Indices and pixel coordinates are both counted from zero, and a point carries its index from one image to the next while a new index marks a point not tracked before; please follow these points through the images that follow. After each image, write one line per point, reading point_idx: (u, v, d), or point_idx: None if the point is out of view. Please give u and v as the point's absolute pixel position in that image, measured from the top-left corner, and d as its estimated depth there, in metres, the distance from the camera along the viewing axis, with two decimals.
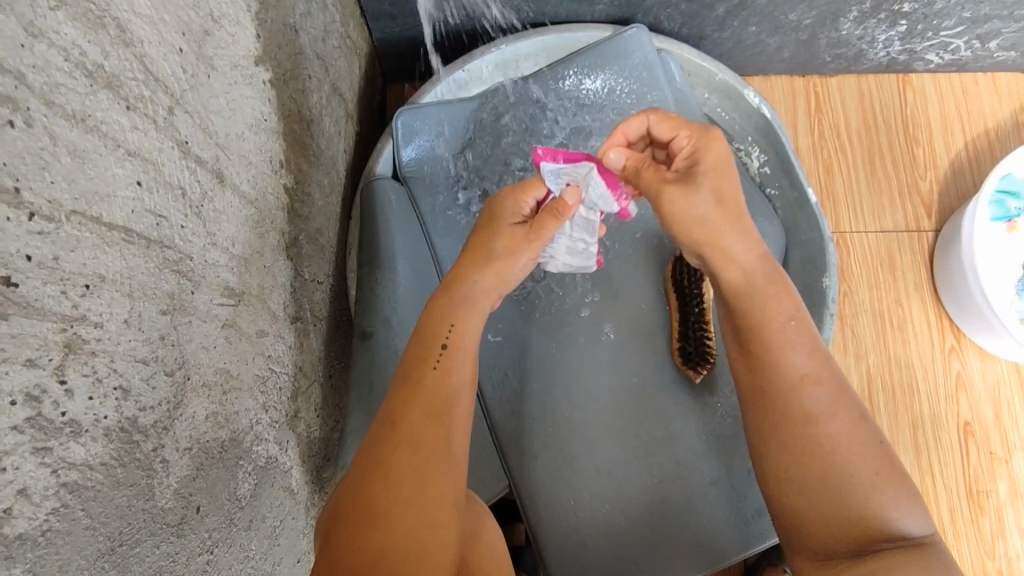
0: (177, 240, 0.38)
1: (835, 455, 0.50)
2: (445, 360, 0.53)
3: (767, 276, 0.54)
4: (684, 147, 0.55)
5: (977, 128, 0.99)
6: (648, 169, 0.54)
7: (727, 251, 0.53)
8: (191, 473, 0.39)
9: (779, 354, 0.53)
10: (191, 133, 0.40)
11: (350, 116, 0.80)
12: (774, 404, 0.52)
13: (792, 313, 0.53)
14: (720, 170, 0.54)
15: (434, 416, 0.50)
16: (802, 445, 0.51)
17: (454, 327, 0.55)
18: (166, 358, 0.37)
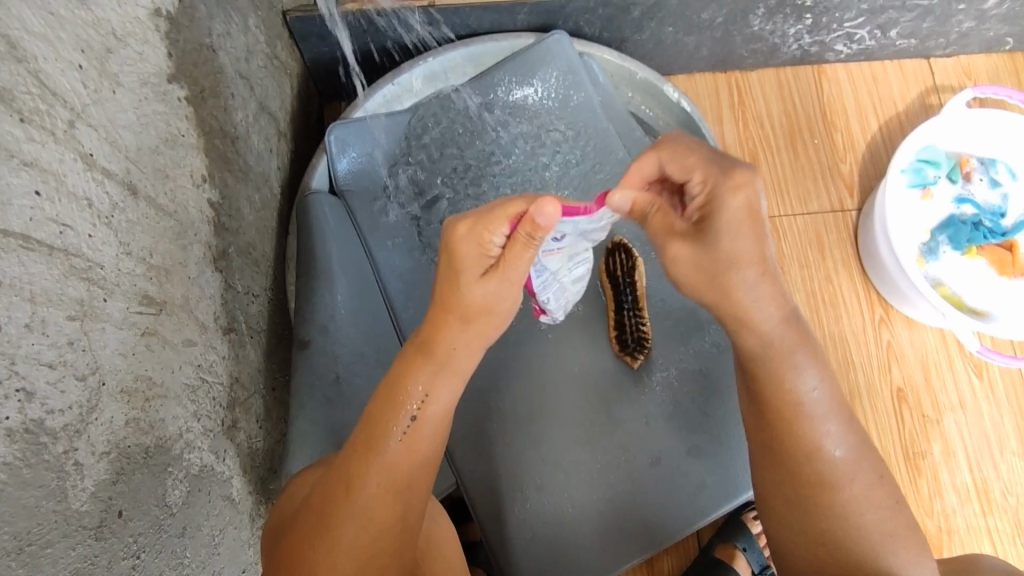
0: (85, 249, 0.39)
1: (848, 514, 0.54)
2: (413, 431, 0.52)
3: (794, 336, 0.53)
4: (698, 193, 0.51)
5: (889, 112, 1.04)
6: (656, 215, 0.51)
7: (750, 320, 0.52)
8: (111, 478, 0.40)
9: (795, 407, 0.54)
10: (95, 146, 0.41)
11: (283, 134, 0.81)
12: (787, 464, 0.55)
13: (810, 379, 0.54)
14: (747, 221, 0.49)
15: (399, 490, 0.51)
16: (814, 503, 0.55)
17: (427, 395, 0.52)
18: (77, 363, 0.38)
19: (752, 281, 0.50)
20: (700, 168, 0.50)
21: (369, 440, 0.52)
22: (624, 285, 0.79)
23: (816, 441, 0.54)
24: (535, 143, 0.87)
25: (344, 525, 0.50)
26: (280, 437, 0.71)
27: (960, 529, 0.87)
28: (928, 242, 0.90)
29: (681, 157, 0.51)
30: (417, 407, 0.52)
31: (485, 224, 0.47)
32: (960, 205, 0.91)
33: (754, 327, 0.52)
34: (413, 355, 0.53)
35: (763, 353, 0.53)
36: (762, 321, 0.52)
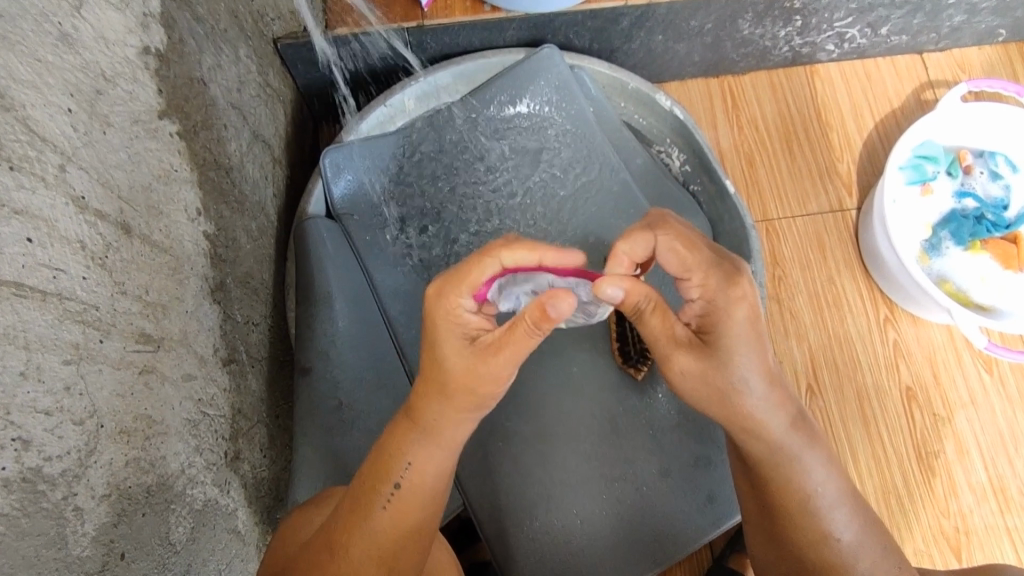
0: (79, 291, 0.39)
1: None
2: (397, 502, 0.50)
3: (802, 431, 0.53)
4: (696, 301, 0.51)
5: (885, 109, 1.04)
6: (653, 314, 0.49)
7: (754, 428, 0.52)
8: (112, 520, 0.40)
9: (802, 502, 0.53)
10: (88, 188, 0.41)
11: (278, 160, 0.82)
12: (790, 557, 0.55)
13: (815, 474, 0.54)
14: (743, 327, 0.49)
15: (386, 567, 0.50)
16: None
17: (411, 465, 0.51)
18: (73, 408, 0.38)
19: (758, 391, 0.51)
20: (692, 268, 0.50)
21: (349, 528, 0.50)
22: None
23: (821, 526, 0.54)
24: (529, 158, 0.87)
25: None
26: (285, 465, 0.70)
27: (978, 529, 0.86)
28: (930, 238, 0.90)
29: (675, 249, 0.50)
30: (403, 475, 0.51)
31: (456, 283, 0.47)
32: (961, 200, 0.90)
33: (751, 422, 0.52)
34: (401, 423, 0.52)
35: (764, 453, 0.53)
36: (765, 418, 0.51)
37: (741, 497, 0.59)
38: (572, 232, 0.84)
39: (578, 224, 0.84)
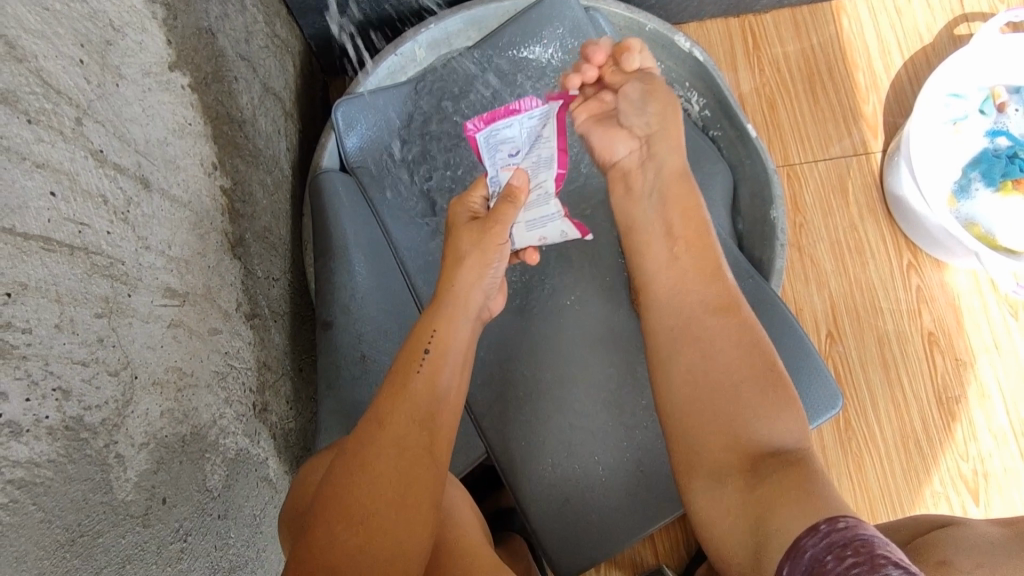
0: (104, 246, 0.39)
1: (720, 379, 0.54)
2: (430, 364, 0.55)
3: (725, 315, 0.57)
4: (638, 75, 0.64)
5: (915, 46, 1.00)
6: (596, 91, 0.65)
7: (681, 289, 0.59)
8: (152, 467, 0.41)
9: (688, 335, 0.57)
10: (105, 142, 0.41)
11: (289, 114, 0.80)
12: (680, 333, 0.57)
13: (711, 300, 0.58)
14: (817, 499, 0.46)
15: (424, 420, 0.53)
16: (698, 365, 0.56)
17: (436, 332, 0.57)
18: (107, 359, 0.38)
19: (699, 296, 0.58)
20: (766, 401, 0.53)
21: (340, 511, 0.47)
22: None
23: (699, 330, 0.57)
24: None
25: (379, 453, 0.49)
26: (311, 416, 0.72)
27: (997, 472, 0.88)
28: (959, 180, 0.87)
29: (697, 331, 0.57)
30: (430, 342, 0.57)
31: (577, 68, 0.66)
32: (994, 139, 0.87)
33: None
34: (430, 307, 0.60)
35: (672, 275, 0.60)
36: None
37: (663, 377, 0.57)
38: (591, 183, 0.83)
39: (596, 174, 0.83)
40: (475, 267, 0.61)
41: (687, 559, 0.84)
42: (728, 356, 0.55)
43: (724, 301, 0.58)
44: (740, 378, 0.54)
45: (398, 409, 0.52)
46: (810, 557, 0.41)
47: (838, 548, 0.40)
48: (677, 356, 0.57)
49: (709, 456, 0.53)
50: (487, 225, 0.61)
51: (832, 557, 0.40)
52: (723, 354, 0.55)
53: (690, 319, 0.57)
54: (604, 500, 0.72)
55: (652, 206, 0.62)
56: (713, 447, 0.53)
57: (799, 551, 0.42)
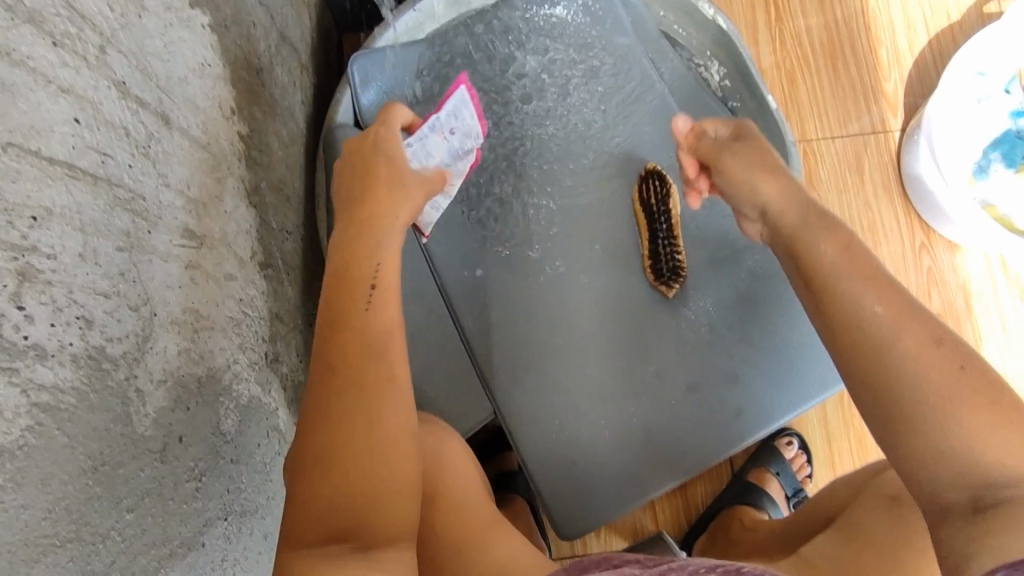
0: (126, 179, 0.39)
1: (896, 381, 0.46)
2: (375, 299, 0.55)
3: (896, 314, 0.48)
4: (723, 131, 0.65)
5: (941, 23, 0.98)
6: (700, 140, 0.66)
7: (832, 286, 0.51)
8: (169, 405, 0.41)
9: (858, 329, 0.49)
10: (127, 73, 0.40)
11: (304, 66, 0.79)
12: (845, 340, 0.49)
13: (863, 276, 0.51)
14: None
15: (364, 353, 0.52)
16: (864, 372, 0.48)
17: (380, 266, 0.58)
18: (129, 293, 0.38)
19: (852, 292, 0.50)
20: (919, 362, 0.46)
21: (315, 461, 0.48)
22: (659, 214, 0.79)
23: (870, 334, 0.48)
24: (565, 69, 0.84)
25: (336, 401, 0.49)
26: None
27: None
28: (979, 160, 0.87)
29: (858, 334, 0.49)
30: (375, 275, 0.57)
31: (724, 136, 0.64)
32: (1017, 120, 0.86)
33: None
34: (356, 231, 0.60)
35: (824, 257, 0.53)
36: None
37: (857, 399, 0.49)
38: (610, 149, 0.82)
39: (612, 142, 0.82)
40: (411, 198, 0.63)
41: (687, 526, 0.86)
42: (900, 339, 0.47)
43: (867, 273, 0.51)
44: (905, 371, 0.46)
45: (352, 349, 0.52)
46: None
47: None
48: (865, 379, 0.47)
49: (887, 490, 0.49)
50: (382, 151, 0.64)
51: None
52: (855, 363, 0.48)
53: (862, 320, 0.49)
54: (611, 464, 0.73)
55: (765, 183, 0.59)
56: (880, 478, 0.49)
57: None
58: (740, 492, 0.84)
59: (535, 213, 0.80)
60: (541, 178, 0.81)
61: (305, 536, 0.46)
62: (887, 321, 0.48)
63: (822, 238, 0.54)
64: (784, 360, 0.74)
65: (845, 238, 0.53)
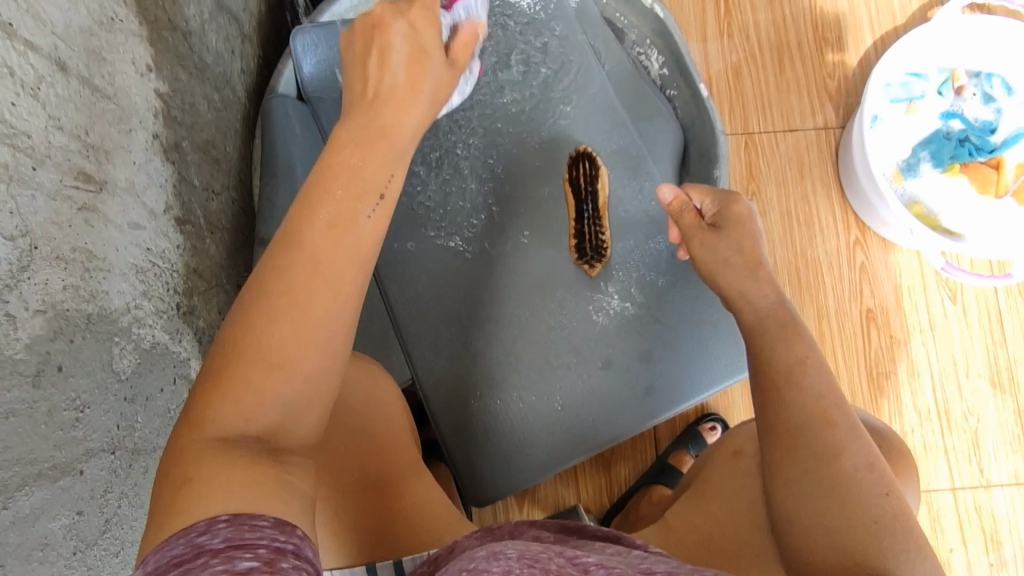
0: (7, 116, 0.41)
1: (864, 525, 0.52)
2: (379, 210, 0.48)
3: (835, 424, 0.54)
4: (711, 208, 0.64)
5: (885, 24, 1.00)
6: (687, 216, 0.63)
7: (791, 387, 0.55)
8: (48, 334, 0.43)
9: (831, 484, 0.52)
10: (15, 16, 0.41)
11: (247, 36, 0.80)
12: (792, 446, 0.54)
13: (819, 411, 0.54)
14: (886, 482, 0.53)
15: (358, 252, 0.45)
16: (828, 484, 0.52)
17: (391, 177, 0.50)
18: (3, 223, 0.40)
19: (802, 395, 0.55)
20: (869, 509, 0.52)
21: (266, 345, 0.41)
22: (586, 193, 0.81)
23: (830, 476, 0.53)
24: (505, 50, 0.86)
25: (310, 289, 0.42)
26: None
27: (916, 446, 0.91)
28: (907, 158, 0.89)
29: (801, 434, 0.54)
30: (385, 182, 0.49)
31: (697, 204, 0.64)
32: (947, 121, 0.89)
33: (906, 550, 0.52)
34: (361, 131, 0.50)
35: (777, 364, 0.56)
36: (904, 572, 0.51)
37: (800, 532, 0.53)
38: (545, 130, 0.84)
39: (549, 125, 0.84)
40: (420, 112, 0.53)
41: (608, 503, 0.88)
42: (863, 499, 0.52)
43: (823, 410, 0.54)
44: (862, 515, 0.52)
45: (342, 250, 0.44)
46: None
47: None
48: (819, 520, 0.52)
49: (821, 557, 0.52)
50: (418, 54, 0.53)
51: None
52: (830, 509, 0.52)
53: (800, 423, 0.54)
54: (525, 434, 0.76)
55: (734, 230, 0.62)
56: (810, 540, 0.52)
57: None
58: (659, 472, 0.85)
59: (467, 189, 0.82)
60: (476, 156, 0.83)
61: (216, 426, 0.39)
62: (820, 425, 0.54)
63: (733, 244, 0.61)
64: (698, 341, 0.77)
65: (756, 257, 0.60)
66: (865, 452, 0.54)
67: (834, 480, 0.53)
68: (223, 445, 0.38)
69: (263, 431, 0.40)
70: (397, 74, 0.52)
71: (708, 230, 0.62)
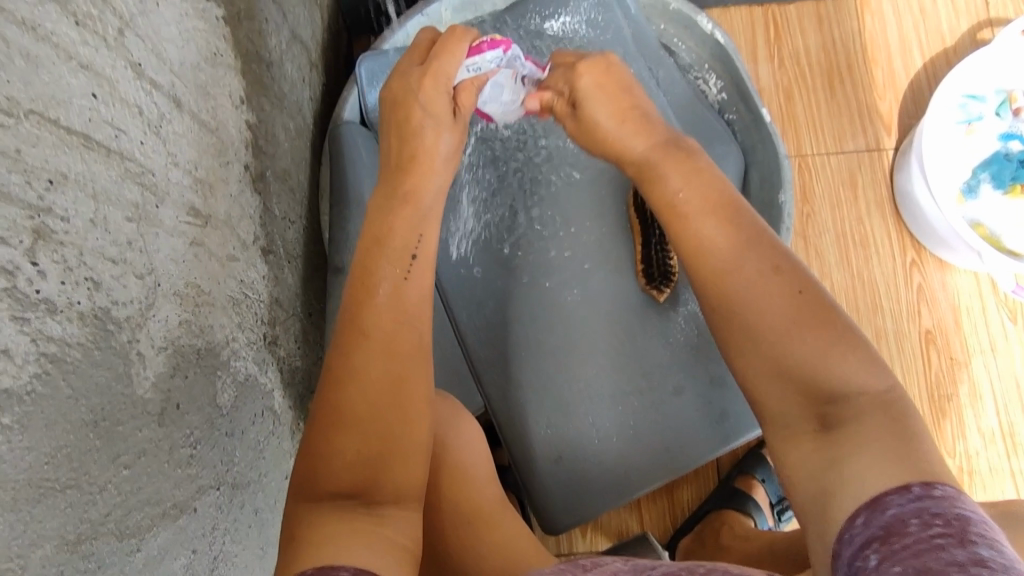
0: (137, 154, 0.41)
1: (808, 361, 0.46)
2: (416, 270, 0.56)
3: (767, 267, 0.49)
4: (564, 89, 0.64)
5: (935, 47, 1.01)
6: (557, 105, 0.66)
7: (702, 237, 0.52)
8: (169, 371, 0.43)
9: (764, 325, 0.48)
10: (143, 56, 0.42)
11: (314, 64, 0.81)
12: (717, 292, 0.50)
13: (770, 266, 0.50)
14: (799, 279, 0.49)
15: (401, 316, 0.53)
16: (756, 326, 0.48)
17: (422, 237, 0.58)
18: (135, 262, 0.40)
19: (720, 242, 0.51)
20: (819, 342, 0.46)
21: (330, 416, 0.49)
22: (652, 222, 0.81)
23: (750, 300, 0.49)
24: None
25: (368, 357, 0.51)
26: (317, 361, 0.74)
27: (982, 469, 0.90)
28: (968, 180, 0.89)
29: (724, 276, 0.50)
30: (416, 246, 0.57)
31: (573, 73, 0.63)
32: (1006, 143, 0.89)
33: (842, 348, 0.46)
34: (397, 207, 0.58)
35: (683, 211, 0.54)
36: (846, 381, 0.45)
37: (748, 372, 0.49)
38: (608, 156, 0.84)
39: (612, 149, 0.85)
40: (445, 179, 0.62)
41: (673, 528, 0.87)
42: (796, 323, 0.47)
43: (773, 261, 0.50)
44: (806, 348, 0.46)
45: (388, 313, 0.53)
46: (893, 514, 0.37)
47: (927, 516, 0.36)
48: (760, 356, 0.48)
49: (776, 405, 0.47)
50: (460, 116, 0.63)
51: (917, 520, 0.36)
52: (774, 343, 0.47)
53: (723, 266, 0.51)
54: (597, 462, 0.75)
55: (606, 114, 0.62)
56: (766, 386, 0.48)
57: (879, 506, 0.37)
58: (726, 497, 0.84)
59: (533, 215, 0.82)
60: (541, 181, 0.83)
61: (314, 488, 0.48)
62: (728, 256, 0.51)
63: (603, 112, 0.62)
64: None
65: (620, 110, 0.62)
66: (773, 258, 0.50)
67: (751, 278, 0.49)
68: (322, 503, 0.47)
69: (354, 488, 0.48)
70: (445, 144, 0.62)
71: (572, 114, 0.64)
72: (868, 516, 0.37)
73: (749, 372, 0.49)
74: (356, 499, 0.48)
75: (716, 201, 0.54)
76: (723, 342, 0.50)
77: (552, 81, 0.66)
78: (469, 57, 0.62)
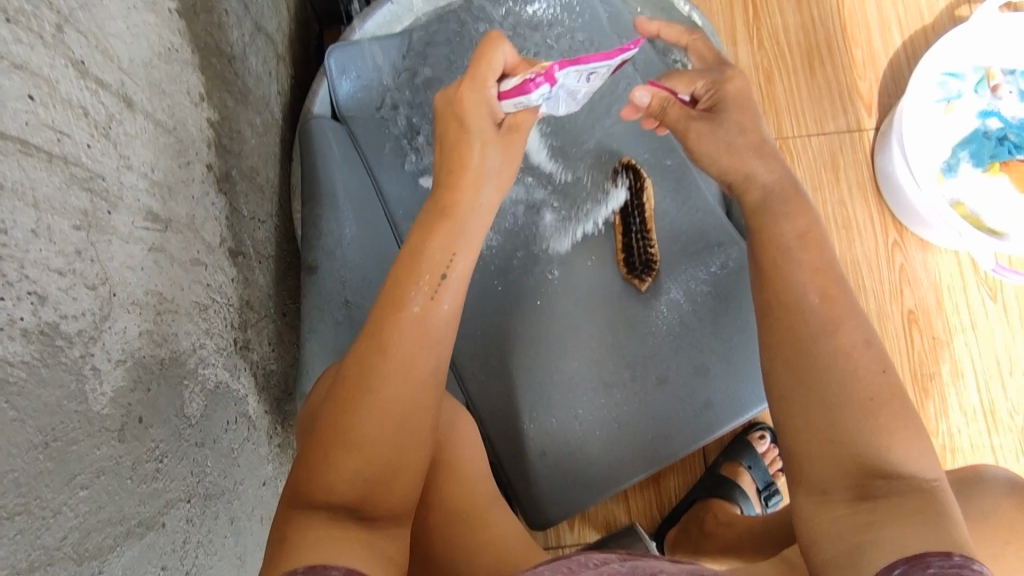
0: (84, 158, 0.39)
1: (870, 438, 0.45)
2: (444, 287, 0.52)
3: (862, 344, 0.49)
4: (704, 92, 0.62)
5: (914, 25, 1.00)
6: (673, 106, 0.61)
7: (791, 288, 0.52)
8: (129, 385, 0.41)
9: (841, 390, 0.47)
10: (86, 53, 0.40)
11: (281, 56, 0.79)
12: (797, 348, 0.49)
13: (863, 339, 0.49)
14: (884, 360, 0.48)
15: (423, 339, 0.50)
16: (829, 389, 0.47)
17: (455, 256, 0.54)
18: (85, 272, 0.38)
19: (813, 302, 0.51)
20: (886, 424, 0.46)
21: (342, 432, 0.47)
22: (631, 207, 0.80)
23: (833, 365, 0.48)
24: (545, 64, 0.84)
25: (384, 377, 0.48)
26: (293, 363, 0.72)
27: (964, 447, 0.90)
28: (948, 159, 0.88)
29: (808, 336, 0.49)
30: (448, 265, 0.53)
31: (709, 79, 0.62)
32: (985, 121, 0.89)
33: (909, 433, 0.46)
34: (433, 216, 0.55)
35: (786, 257, 0.53)
36: (902, 461, 0.45)
37: (802, 437, 0.47)
38: (585, 144, 0.83)
39: (590, 137, 0.83)
40: (496, 190, 0.58)
41: (660, 518, 0.86)
42: (870, 399, 0.46)
43: (867, 338, 0.49)
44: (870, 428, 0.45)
45: (408, 335, 0.50)
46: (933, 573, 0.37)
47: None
48: (823, 426, 0.47)
49: (822, 469, 0.46)
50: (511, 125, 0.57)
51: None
52: (841, 413, 0.46)
53: (810, 325, 0.50)
54: (580, 455, 0.74)
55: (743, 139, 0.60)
56: (820, 450, 0.46)
57: (920, 563, 0.37)
58: (713, 485, 0.83)
59: (511, 206, 0.81)
60: (519, 171, 0.82)
61: (311, 496, 0.47)
62: (823, 316, 0.50)
63: (737, 125, 0.60)
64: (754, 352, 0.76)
65: (759, 134, 0.60)
66: (865, 330, 0.50)
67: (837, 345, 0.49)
68: (319, 515, 0.45)
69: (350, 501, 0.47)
70: (492, 156, 0.56)
71: (704, 118, 0.60)
72: (908, 570, 0.37)
73: (802, 432, 0.47)
74: (355, 513, 0.47)
75: (825, 263, 0.53)
76: (786, 399, 0.49)
77: (682, 85, 0.63)
78: (513, 97, 0.53)
